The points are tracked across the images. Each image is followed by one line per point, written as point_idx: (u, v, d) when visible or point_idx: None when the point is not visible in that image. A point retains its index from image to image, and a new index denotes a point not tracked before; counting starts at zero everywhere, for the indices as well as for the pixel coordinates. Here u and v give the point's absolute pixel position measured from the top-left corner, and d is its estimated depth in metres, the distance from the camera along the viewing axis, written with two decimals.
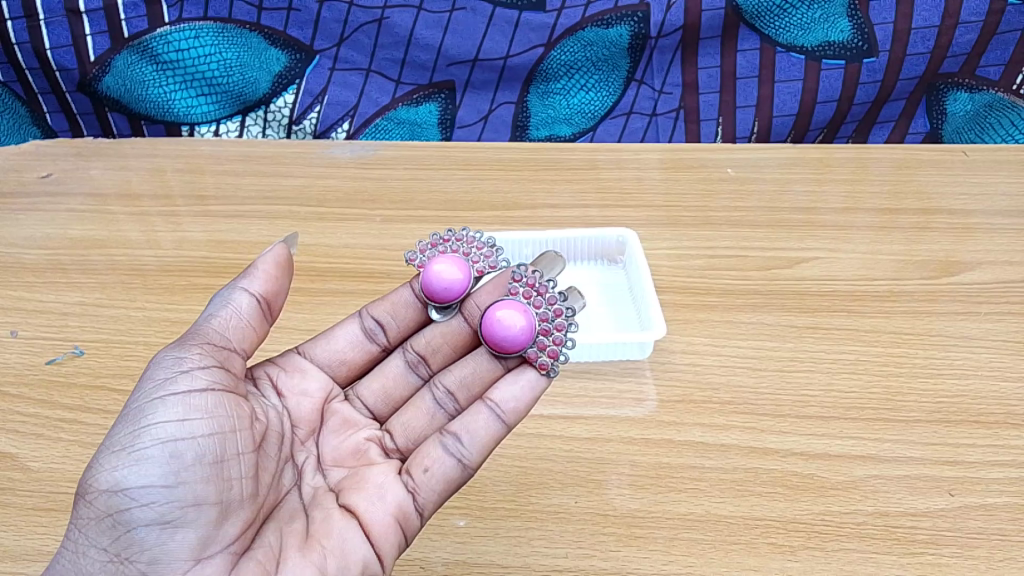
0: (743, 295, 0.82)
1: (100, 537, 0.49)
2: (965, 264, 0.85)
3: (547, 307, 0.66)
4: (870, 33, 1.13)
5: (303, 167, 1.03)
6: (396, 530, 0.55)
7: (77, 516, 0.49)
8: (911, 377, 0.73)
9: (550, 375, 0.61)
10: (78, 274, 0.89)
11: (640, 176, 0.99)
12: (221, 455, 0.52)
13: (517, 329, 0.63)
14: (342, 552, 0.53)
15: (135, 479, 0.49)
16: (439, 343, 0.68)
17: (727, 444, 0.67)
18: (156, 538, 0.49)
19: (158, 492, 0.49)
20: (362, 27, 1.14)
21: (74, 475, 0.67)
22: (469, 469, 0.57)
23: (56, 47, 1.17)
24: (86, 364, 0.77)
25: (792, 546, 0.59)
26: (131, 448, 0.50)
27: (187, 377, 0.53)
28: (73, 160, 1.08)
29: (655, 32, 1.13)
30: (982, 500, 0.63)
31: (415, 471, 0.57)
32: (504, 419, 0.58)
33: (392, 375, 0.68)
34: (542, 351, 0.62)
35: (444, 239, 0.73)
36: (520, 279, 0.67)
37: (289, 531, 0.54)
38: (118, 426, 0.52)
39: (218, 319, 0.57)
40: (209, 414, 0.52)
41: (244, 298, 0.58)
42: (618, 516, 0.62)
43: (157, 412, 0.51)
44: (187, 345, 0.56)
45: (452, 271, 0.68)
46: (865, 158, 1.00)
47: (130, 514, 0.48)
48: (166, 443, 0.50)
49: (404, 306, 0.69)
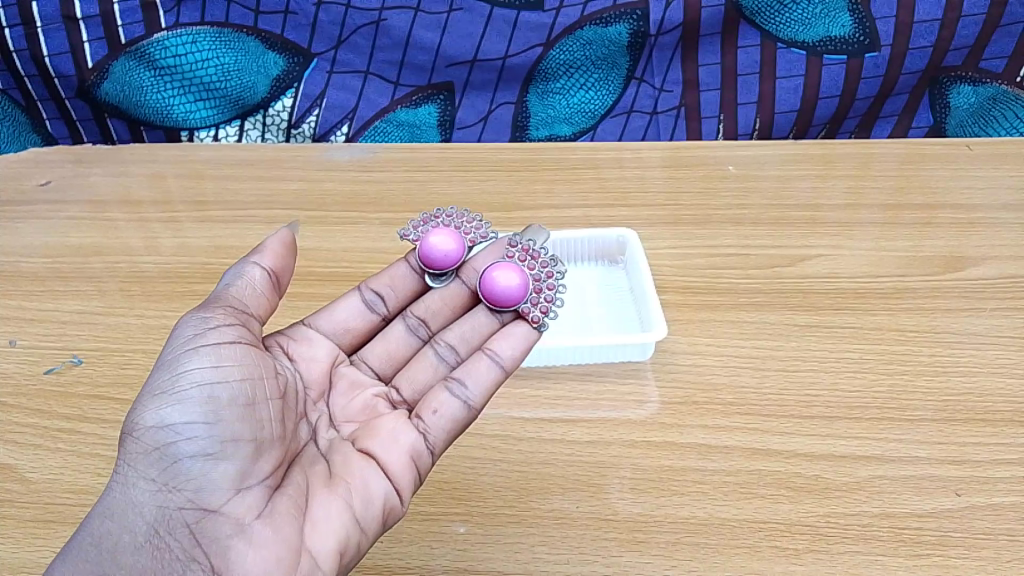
0: (745, 294, 0.81)
1: (148, 470, 0.51)
2: (970, 259, 0.84)
3: (540, 269, 0.70)
4: (871, 28, 1.12)
5: (302, 171, 1.03)
6: (411, 468, 0.58)
7: (125, 452, 0.52)
8: (916, 375, 0.72)
9: (542, 329, 0.65)
10: (77, 282, 0.88)
11: (643, 175, 0.98)
12: (252, 398, 0.55)
13: (516, 285, 0.67)
14: (366, 490, 0.55)
15: (179, 416, 0.52)
16: (439, 306, 0.71)
17: (730, 446, 0.66)
18: (200, 469, 0.51)
19: (200, 428, 0.52)
20: (360, 29, 1.14)
21: (71, 485, 0.66)
22: (474, 410, 0.60)
23: (54, 54, 1.17)
24: (84, 373, 0.76)
25: (796, 549, 0.58)
26: (171, 391, 0.53)
27: (215, 331, 0.56)
28: (71, 167, 1.07)
29: (655, 30, 1.12)
30: (989, 499, 0.62)
31: (423, 413, 0.60)
32: (503, 365, 0.62)
33: (394, 339, 0.70)
34: (536, 306, 0.67)
35: (435, 217, 0.76)
36: (516, 244, 0.73)
37: (313, 473, 0.57)
38: (156, 374, 0.55)
39: (235, 286, 0.60)
40: (239, 361, 0.56)
41: (256, 272, 0.61)
42: (620, 520, 0.61)
43: (191, 359, 0.54)
44: (211, 308, 0.58)
45: (447, 243, 0.72)
46: (869, 154, 0.99)
47: (176, 447, 0.51)
48: (203, 386, 0.53)
49: (403, 278, 0.72)
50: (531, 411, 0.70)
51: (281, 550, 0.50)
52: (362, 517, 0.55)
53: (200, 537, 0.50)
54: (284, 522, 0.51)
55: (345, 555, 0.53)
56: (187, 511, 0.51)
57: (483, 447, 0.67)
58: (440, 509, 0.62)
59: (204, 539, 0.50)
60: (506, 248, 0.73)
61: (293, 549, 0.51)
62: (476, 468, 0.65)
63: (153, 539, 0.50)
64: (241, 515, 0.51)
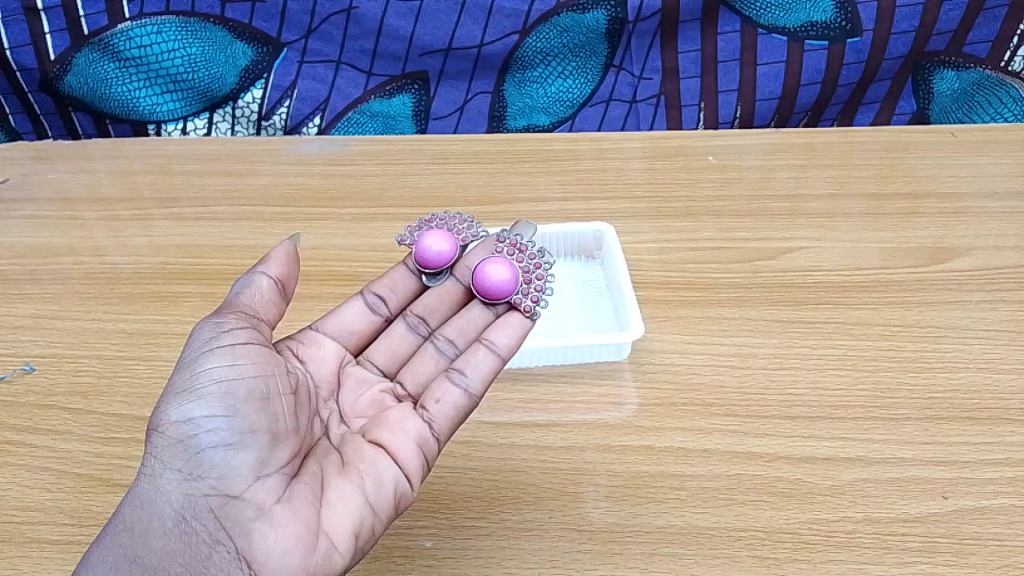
0: (726, 289, 0.78)
1: (173, 461, 0.49)
2: (956, 250, 0.82)
3: (528, 262, 0.68)
4: (853, 12, 1.09)
5: (269, 165, 0.99)
6: (420, 454, 0.56)
7: (150, 444, 0.50)
8: (900, 372, 0.70)
9: (534, 317, 0.63)
10: (32, 285, 0.85)
11: (621, 166, 0.95)
12: (268, 392, 0.52)
13: (508, 278, 0.64)
14: (377, 475, 0.53)
15: (200, 409, 0.50)
16: (437, 303, 0.68)
17: (709, 449, 0.64)
18: (222, 458, 0.49)
19: (220, 419, 0.50)
20: (330, 18, 1.10)
21: (20, 502, 0.64)
22: (475, 397, 0.58)
23: (14, 46, 1.12)
24: (36, 381, 0.73)
25: (778, 559, 0.56)
26: (192, 386, 0.50)
27: (229, 335, 0.53)
28: (32, 164, 1.02)
29: (633, 16, 1.09)
30: (977, 503, 0.60)
31: (427, 403, 0.58)
32: (500, 353, 0.60)
33: (397, 338, 0.67)
34: (527, 296, 0.64)
35: (428, 221, 0.73)
36: (503, 240, 0.70)
37: (328, 461, 0.54)
38: (176, 372, 0.52)
39: (245, 294, 0.56)
40: (254, 359, 0.53)
41: (264, 281, 0.57)
42: (595, 531, 0.59)
43: (209, 357, 0.52)
44: (223, 314, 0.55)
45: (442, 244, 0.69)
46: (852, 142, 0.97)
47: (198, 439, 0.49)
48: (220, 382, 0.51)
49: (402, 280, 0.69)
50: (503, 416, 0.68)
51: (300, 533, 0.49)
52: (376, 502, 0.53)
53: (225, 522, 0.48)
54: (302, 507, 0.50)
55: (360, 537, 0.51)
56: (212, 497, 0.49)
57: (452, 455, 0.64)
58: (407, 523, 0.60)
59: (228, 523, 0.48)
60: (494, 244, 0.70)
61: (311, 532, 0.49)
62: (445, 478, 0.63)
63: (180, 525, 0.48)
64: (262, 500, 0.49)
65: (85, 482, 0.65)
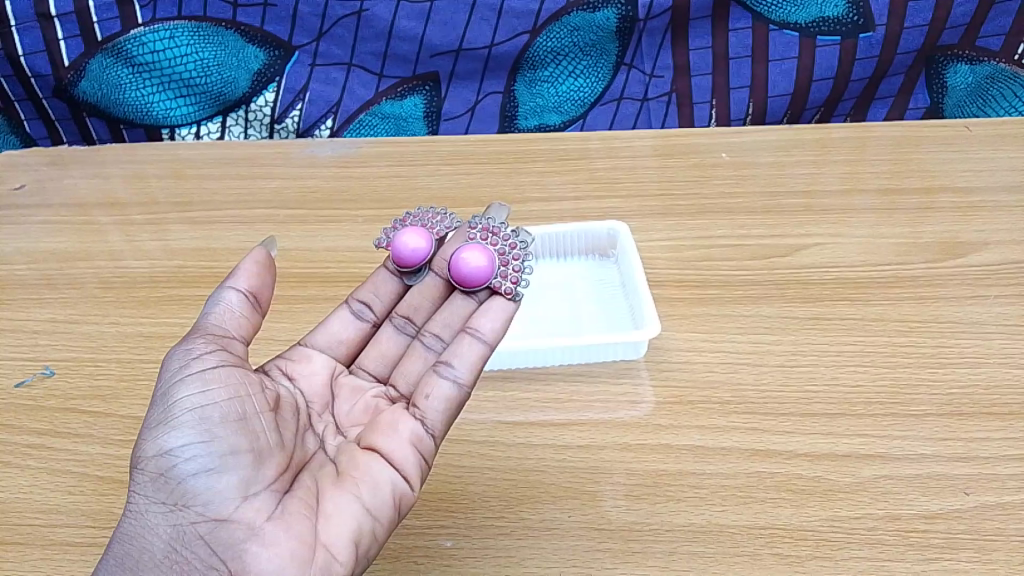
0: (742, 287, 0.78)
1: (157, 494, 0.50)
2: (972, 244, 0.82)
3: (503, 244, 0.68)
4: (865, 7, 1.09)
5: (283, 168, 1.00)
6: (414, 453, 0.56)
7: (134, 481, 0.51)
8: (919, 367, 0.70)
9: (517, 299, 0.63)
10: (51, 290, 0.86)
11: (633, 164, 0.95)
12: (244, 412, 0.52)
13: (485, 264, 0.65)
14: (373, 480, 0.54)
15: (176, 439, 0.50)
16: (421, 301, 0.68)
17: (728, 448, 0.64)
18: (205, 485, 0.50)
19: (198, 445, 0.50)
20: (341, 21, 1.10)
21: (41, 505, 0.65)
22: (466, 388, 0.58)
23: (30, 54, 1.13)
24: (56, 385, 0.74)
25: (799, 557, 0.56)
26: (166, 418, 0.51)
27: (198, 360, 0.54)
28: (47, 169, 1.03)
29: (644, 14, 1.09)
30: (1000, 499, 0.60)
31: (418, 401, 0.57)
32: (486, 340, 0.59)
33: (385, 342, 0.67)
34: (506, 278, 0.64)
35: (402, 219, 0.72)
36: (475, 226, 0.69)
37: (321, 474, 0.55)
38: (151, 407, 0.53)
39: (213, 314, 0.57)
40: (227, 381, 0.53)
41: (233, 296, 0.57)
42: (614, 529, 0.59)
43: (180, 386, 0.52)
44: (192, 339, 0.55)
45: (418, 241, 0.68)
46: (864, 137, 0.96)
47: (179, 468, 0.50)
48: (194, 410, 0.51)
49: (385, 283, 0.69)
50: (520, 415, 0.68)
51: (295, 547, 0.49)
52: (373, 507, 0.53)
53: (216, 547, 0.49)
54: (295, 521, 0.50)
55: (361, 544, 0.52)
56: (201, 524, 0.49)
57: (469, 454, 0.65)
58: (427, 522, 0.60)
59: (220, 547, 0.49)
60: (466, 231, 0.70)
61: (306, 545, 0.49)
62: (463, 477, 0.63)
63: (171, 555, 0.49)
64: (253, 520, 0.50)
65: (106, 485, 0.66)
